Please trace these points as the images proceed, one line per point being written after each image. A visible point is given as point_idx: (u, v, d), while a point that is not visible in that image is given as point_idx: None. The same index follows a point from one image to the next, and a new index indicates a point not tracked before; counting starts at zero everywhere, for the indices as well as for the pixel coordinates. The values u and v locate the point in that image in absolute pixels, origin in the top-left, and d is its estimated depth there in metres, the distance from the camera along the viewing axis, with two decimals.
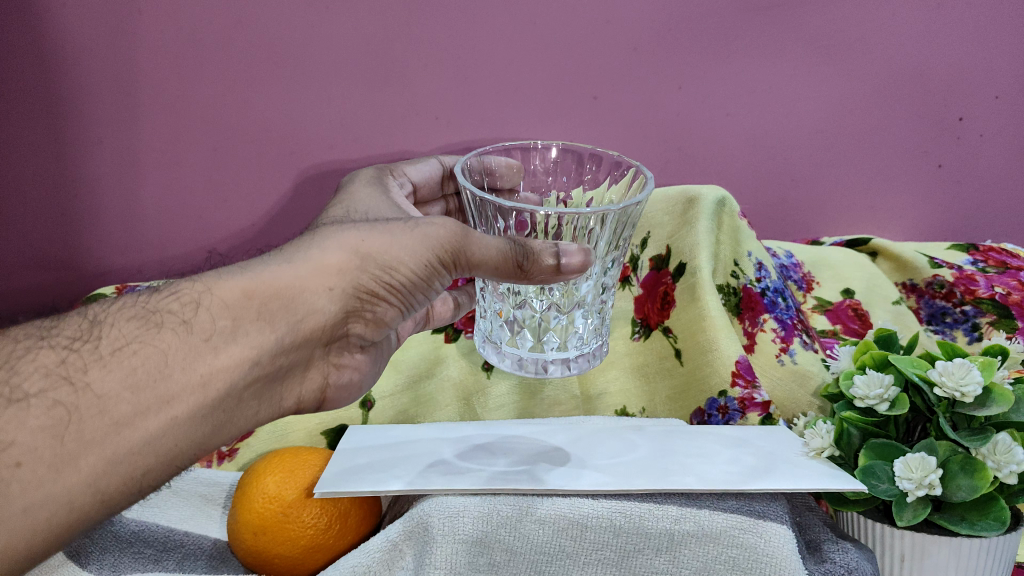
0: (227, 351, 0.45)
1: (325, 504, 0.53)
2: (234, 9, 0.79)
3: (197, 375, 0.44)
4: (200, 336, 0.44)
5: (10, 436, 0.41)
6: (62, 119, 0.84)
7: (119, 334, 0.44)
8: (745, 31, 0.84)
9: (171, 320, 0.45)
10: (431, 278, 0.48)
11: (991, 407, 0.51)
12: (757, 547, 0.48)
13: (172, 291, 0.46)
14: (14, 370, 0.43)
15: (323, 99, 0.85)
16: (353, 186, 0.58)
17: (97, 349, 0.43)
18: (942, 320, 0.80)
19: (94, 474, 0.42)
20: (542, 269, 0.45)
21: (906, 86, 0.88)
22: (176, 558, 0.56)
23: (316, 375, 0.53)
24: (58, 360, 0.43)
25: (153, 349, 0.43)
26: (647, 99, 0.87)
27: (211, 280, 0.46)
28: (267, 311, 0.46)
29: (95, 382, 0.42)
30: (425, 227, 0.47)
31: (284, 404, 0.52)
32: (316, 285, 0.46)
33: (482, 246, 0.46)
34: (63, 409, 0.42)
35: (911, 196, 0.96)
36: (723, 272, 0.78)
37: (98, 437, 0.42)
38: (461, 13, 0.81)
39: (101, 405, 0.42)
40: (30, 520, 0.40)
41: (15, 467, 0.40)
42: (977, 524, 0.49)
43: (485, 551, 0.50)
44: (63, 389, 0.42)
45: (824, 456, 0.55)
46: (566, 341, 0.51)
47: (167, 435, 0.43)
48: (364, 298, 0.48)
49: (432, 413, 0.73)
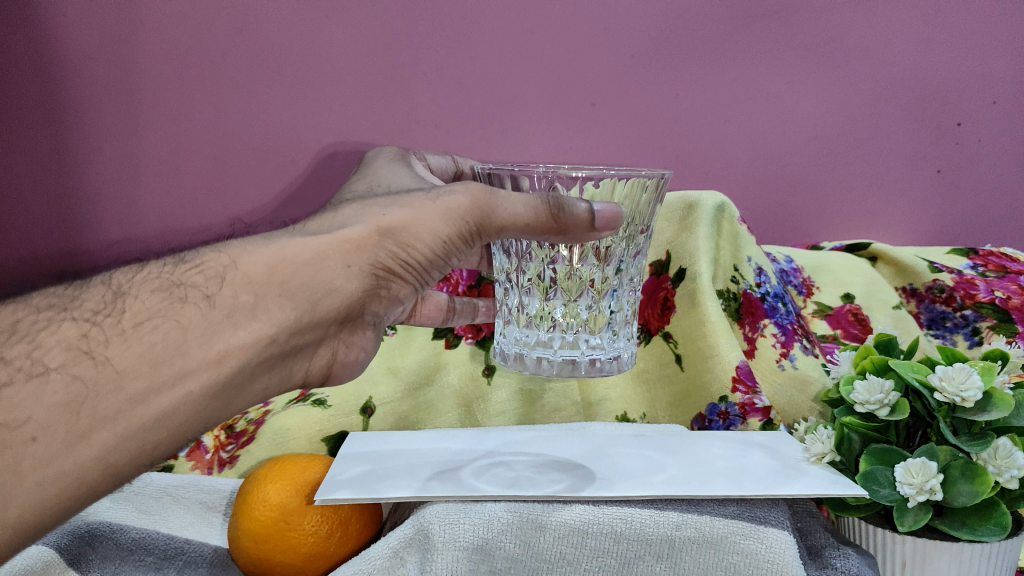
0: (246, 328, 0.42)
1: (326, 512, 0.52)
2: (262, 22, 0.85)
3: (216, 352, 0.41)
4: (222, 312, 0.41)
5: (26, 411, 0.37)
6: (81, 121, 0.86)
7: (141, 308, 0.41)
8: (743, 38, 0.87)
9: (194, 294, 0.41)
10: (449, 252, 0.49)
11: (991, 412, 0.50)
12: (758, 553, 0.48)
13: (195, 262, 0.43)
14: (35, 342, 0.39)
15: (332, 107, 0.88)
16: (377, 166, 0.57)
17: (119, 323, 0.40)
18: (942, 324, 0.81)
19: (107, 450, 0.38)
20: (577, 220, 0.45)
21: (903, 91, 0.89)
22: (176, 566, 0.56)
23: (326, 351, 0.51)
24: (80, 333, 0.39)
25: (174, 325, 0.40)
26: (647, 106, 0.89)
27: (237, 252, 0.43)
28: (290, 287, 0.43)
29: (117, 359, 0.39)
30: (446, 196, 0.47)
31: (292, 378, 0.49)
32: (337, 260, 0.45)
33: (511, 205, 0.46)
34: (81, 384, 0.38)
35: (916, 201, 0.94)
36: (723, 277, 0.78)
37: (112, 412, 0.38)
38: (467, 26, 0.86)
39: (121, 381, 0.38)
40: (42, 493, 0.37)
41: (30, 442, 0.36)
42: (978, 529, 0.49)
43: (486, 559, 0.49)
44: (83, 364, 0.38)
45: (826, 461, 0.55)
46: (599, 334, 0.52)
47: (181, 411, 0.40)
48: (380, 276, 0.47)
49: (433, 420, 0.73)
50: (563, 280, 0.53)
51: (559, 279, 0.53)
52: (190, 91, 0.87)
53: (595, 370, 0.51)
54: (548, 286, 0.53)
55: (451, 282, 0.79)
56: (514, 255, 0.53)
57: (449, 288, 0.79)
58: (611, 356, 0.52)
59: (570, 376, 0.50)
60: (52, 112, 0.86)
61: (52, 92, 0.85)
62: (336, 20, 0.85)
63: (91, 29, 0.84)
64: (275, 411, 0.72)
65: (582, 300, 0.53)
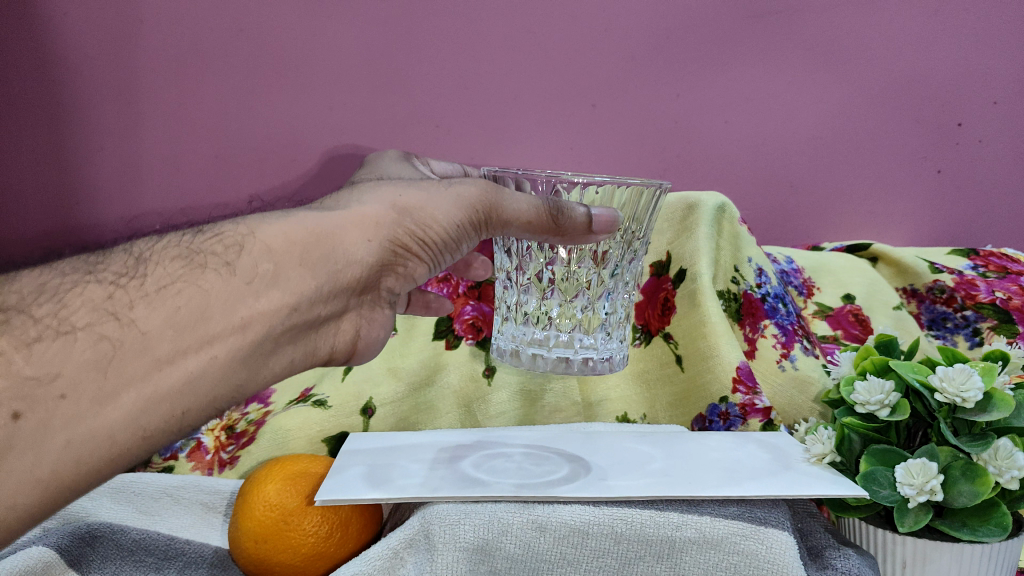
0: (268, 295, 0.40)
1: (326, 512, 0.52)
2: (263, 22, 0.85)
3: (238, 318, 0.39)
4: (243, 278, 0.40)
5: (55, 368, 0.35)
6: (81, 122, 0.87)
7: (163, 273, 0.39)
8: (742, 39, 0.87)
9: (214, 261, 0.40)
10: (461, 237, 0.48)
11: (992, 413, 0.50)
12: (758, 554, 0.48)
13: (214, 234, 0.42)
14: (61, 302, 0.38)
15: (333, 107, 0.88)
16: (381, 158, 0.57)
17: (142, 286, 0.38)
18: (942, 325, 0.81)
19: (136, 412, 0.36)
20: (574, 224, 0.48)
21: (903, 91, 0.89)
22: (176, 566, 0.56)
23: (349, 327, 0.48)
24: (105, 295, 0.38)
25: (196, 290, 0.39)
26: (647, 106, 0.89)
27: (255, 223, 0.42)
28: (310, 257, 0.42)
29: (142, 320, 0.37)
30: (458, 186, 0.47)
31: (317, 355, 0.47)
32: (356, 234, 0.44)
33: (516, 202, 0.48)
34: (108, 343, 0.36)
35: (916, 202, 0.94)
36: (723, 277, 0.78)
37: (140, 373, 0.36)
38: (468, 26, 0.86)
39: (146, 342, 0.37)
40: (72, 454, 0.35)
41: (59, 399, 0.35)
42: (978, 529, 0.49)
43: (486, 559, 0.49)
44: (109, 324, 0.37)
45: (826, 461, 0.55)
46: (593, 334, 0.53)
47: (207, 375, 0.38)
48: (398, 254, 0.46)
49: (433, 420, 0.74)
50: (563, 283, 0.53)
51: (558, 284, 0.54)
52: (190, 91, 0.87)
53: (588, 367, 0.52)
54: (545, 284, 0.54)
55: (452, 282, 0.80)
56: (516, 255, 0.55)
57: (449, 288, 0.80)
58: (602, 355, 0.53)
59: (562, 372, 0.51)
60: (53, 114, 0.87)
61: (53, 93, 0.87)
62: (336, 20, 0.85)
63: (91, 30, 0.85)
64: (275, 411, 0.72)
65: (579, 301, 0.54)
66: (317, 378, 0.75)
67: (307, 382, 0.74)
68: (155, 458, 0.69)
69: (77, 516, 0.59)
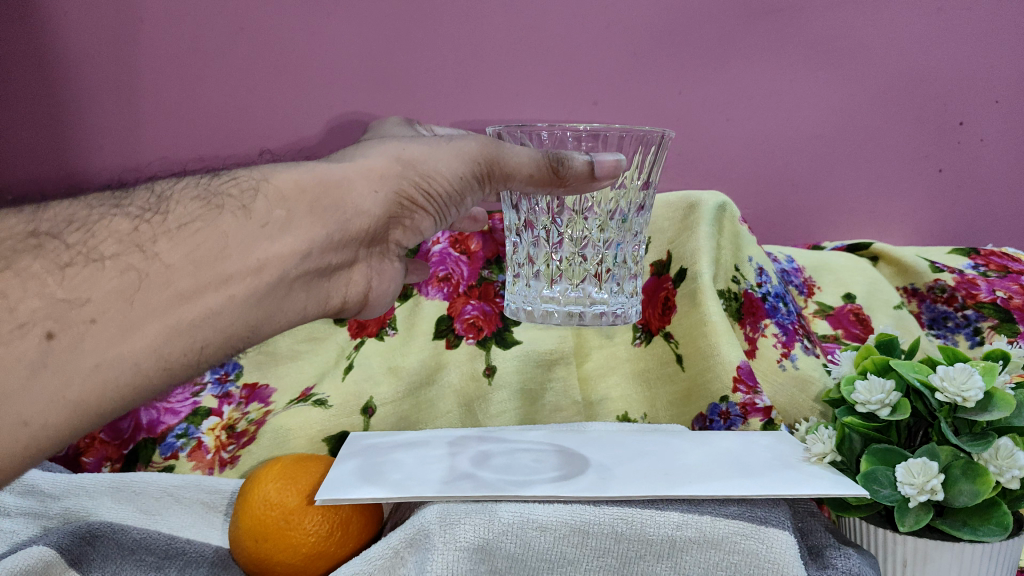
0: (282, 239, 0.41)
1: (327, 511, 0.52)
2: (263, 19, 0.85)
3: (255, 259, 0.40)
4: (257, 222, 0.40)
5: (84, 294, 0.35)
6: (80, 120, 0.87)
7: (183, 211, 0.39)
8: (743, 37, 0.87)
9: (231, 204, 0.40)
10: (464, 191, 0.49)
11: (993, 412, 0.50)
12: (759, 553, 0.48)
13: (229, 178, 0.42)
14: (89, 232, 0.38)
15: (333, 106, 0.88)
16: (382, 121, 0.56)
17: (164, 222, 0.39)
18: (943, 324, 0.81)
19: (160, 342, 0.36)
20: (575, 173, 0.48)
21: (904, 90, 0.89)
22: (177, 565, 0.56)
23: (361, 278, 0.48)
24: (130, 228, 0.38)
25: (214, 230, 0.39)
26: (647, 105, 0.89)
27: (268, 170, 0.43)
28: (320, 205, 0.42)
29: (166, 254, 0.37)
30: (459, 141, 0.48)
31: (329, 304, 0.47)
32: (363, 184, 0.44)
33: (516, 154, 0.48)
34: (135, 273, 0.36)
35: (917, 201, 0.94)
36: (723, 277, 0.77)
37: (164, 306, 0.36)
38: (468, 24, 0.86)
39: (171, 276, 0.37)
40: (101, 378, 0.34)
41: (89, 323, 0.35)
42: (979, 528, 0.49)
43: (486, 558, 0.49)
44: (135, 256, 0.37)
45: (827, 461, 0.55)
46: (604, 285, 0.55)
47: (225, 313, 0.39)
48: (404, 205, 0.47)
49: (433, 419, 0.74)
50: (569, 235, 0.56)
51: (565, 236, 0.56)
52: (191, 89, 0.87)
53: (600, 320, 0.54)
54: (552, 237, 0.56)
55: (452, 282, 0.79)
56: (524, 212, 0.56)
57: (449, 288, 0.79)
58: (615, 307, 0.55)
59: (577, 324, 0.54)
60: (55, 112, 0.87)
61: (52, 91, 0.86)
62: (338, 19, 0.85)
63: (90, 27, 0.85)
64: (275, 411, 0.72)
65: (586, 253, 0.56)
66: (317, 378, 0.75)
67: (308, 382, 0.74)
68: (155, 457, 0.69)
69: (77, 515, 0.59)
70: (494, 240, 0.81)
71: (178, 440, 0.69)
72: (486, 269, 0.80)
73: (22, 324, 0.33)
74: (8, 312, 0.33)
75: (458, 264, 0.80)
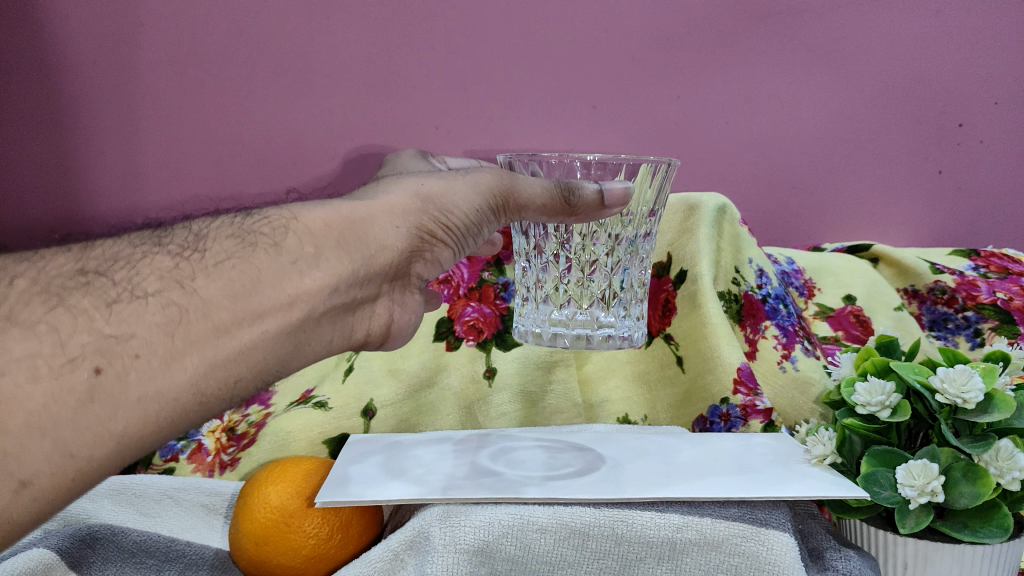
0: (312, 275, 0.40)
1: (327, 514, 0.52)
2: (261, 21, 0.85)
3: (287, 295, 0.39)
4: (289, 258, 0.39)
5: (128, 328, 0.34)
6: (76, 125, 0.87)
7: (219, 249, 0.39)
8: (744, 39, 0.87)
9: (263, 241, 0.40)
10: (481, 222, 0.49)
11: (994, 414, 0.50)
12: (760, 555, 0.48)
13: (260, 216, 0.42)
14: (133, 269, 0.37)
15: (332, 109, 0.88)
16: (397, 156, 0.57)
17: (202, 259, 0.38)
18: (944, 325, 0.81)
19: (199, 377, 0.36)
20: (587, 201, 0.50)
21: (904, 92, 0.90)
22: (178, 568, 0.56)
23: (383, 311, 0.47)
24: (172, 264, 0.37)
25: (249, 266, 0.38)
26: (647, 107, 0.89)
27: (297, 208, 0.42)
28: (346, 240, 0.42)
29: (204, 289, 0.37)
30: (475, 174, 0.49)
31: (353, 338, 0.46)
32: (385, 220, 0.44)
33: (529, 186, 0.50)
34: (176, 309, 0.36)
35: (917, 203, 0.94)
36: (723, 279, 0.78)
37: (204, 339, 0.36)
38: (469, 26, 0.86)
39: (210, 312, 0.36)
40: (143, 411, 0.34)
41: (133, 358, 0.34)
42: (980, 531, 0.48)
43: (486, 561, 0.49)
44: (175, 292, 0.36)
45: (827, 463, 0.55)
46: (611, 309, 0.56)
47: (261, 351, 0.38)
48: (426, 239, 0.46)
49: (433, 421, 0.74)
50: (578, 259, 0.56)
51: (573, 262, 0.56)
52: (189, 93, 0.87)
53: (607, 343, 0.55)
54: (561, 261, 0.56)
55: (452, 283, 0.80)
56: (533, 237, 0.56)
57: (450, 289, 0.80)
58: (620, 331, 0.56)
59: (585, 347, 0.55)
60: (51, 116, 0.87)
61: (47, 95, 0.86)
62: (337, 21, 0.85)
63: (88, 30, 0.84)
64: (276, 413, 0.72)
65: (595, 277, 0.56)
66: (317, 380, 0.75)
67: (308, 384, 0.75)
68: (154, 460, 0.69)
69: (77, 518, 0.59)
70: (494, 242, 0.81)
71: (178, 443, 0.69)
72: (485, 271, 0.80)
73: (70, 359, 0.33)
74: (58, 345, 0.33)
75: (459, 266, 0.80)
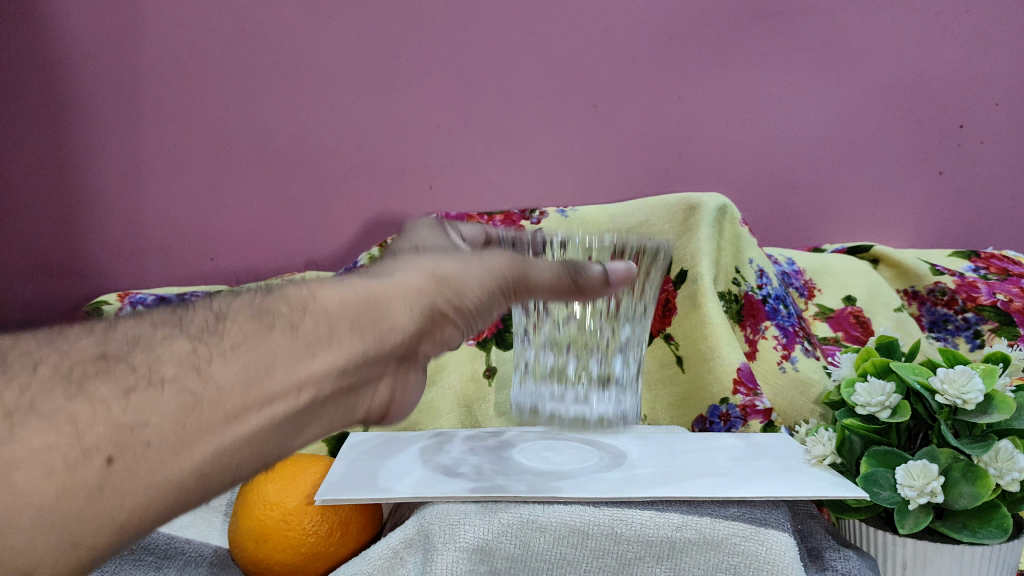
0: (323, 358, 0.34)
1: (326, 512, 0.52)
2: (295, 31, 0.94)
3: (299, 380, 0.33)
4: (304, 340, 0.34)
5: (141, 416, 0.29)
6: None
7: (236, 330, 0.33)
8: (742, 40, 0.88)
9: (281, 321, 0.34)
10: (494, 302, 0.44)
11: (993, 415, 0.50)
12: (758, 555, 0.47)
13: (273, 292, 0.35)
14: (150, 352, 0.31)
15: None
16: (416, 224, 0.53)
17: (219, 342, 0.32)
18: (944, 327, 0.81)
19: (202, 471, 0.30)
20: (591, 280, 0.46)
21: (903, 93, 0.90)
22: (177, 565, 0.55)
23: (384, 390, 0.40)
24: (189, 347, 0.31)
25: (264, 349, 0.33)
26: (647, 106, 0.91)
27: (314, 283, 0.36)
28: (359, 322, 0.36)
29: (219, 376, 0.31)
30: (491, 256, 0.43)
31: (351, 418, 0.39)
32: (400, 301, 0.38)
33: (540, 269, 0.44)
34: (190, 398, 0.30)
35: (919, 205, 0.94)
36: (723, 279, 0.78)
37: (207, 431, 0.30)
38: None
39: (223, 401, 0.31)
40: (143, 504, 0.29)
41: (143, 448, 0.28)
42: (979, 531, 0.48)
43: (486, 559, 0.49)
44: (190, 378, 0.30)
45: (827, 463, 0.55)
46: (608, 388, 0.55)
47: (261, 442, 0.32)
48: (439, 319, 0.40)
49: (433, 422, 0.73)
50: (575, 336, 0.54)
51: (571, 340, 0.54)
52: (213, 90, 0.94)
53: (602, 423, 0.54)
54: (557, 337, 0.55)
55: None
56: (530, 313, 0.55)
57: None
58: (616, 410, 0.54)
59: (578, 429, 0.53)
60: None
61: None
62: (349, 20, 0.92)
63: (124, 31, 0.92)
64: None
65: (593, 358, 0.54)
66: None
67: None
68: None
69: None
70: None
71: None
72: None
73: (84, 451, 0.27)
74: (74, 437, 0.28)
75: None
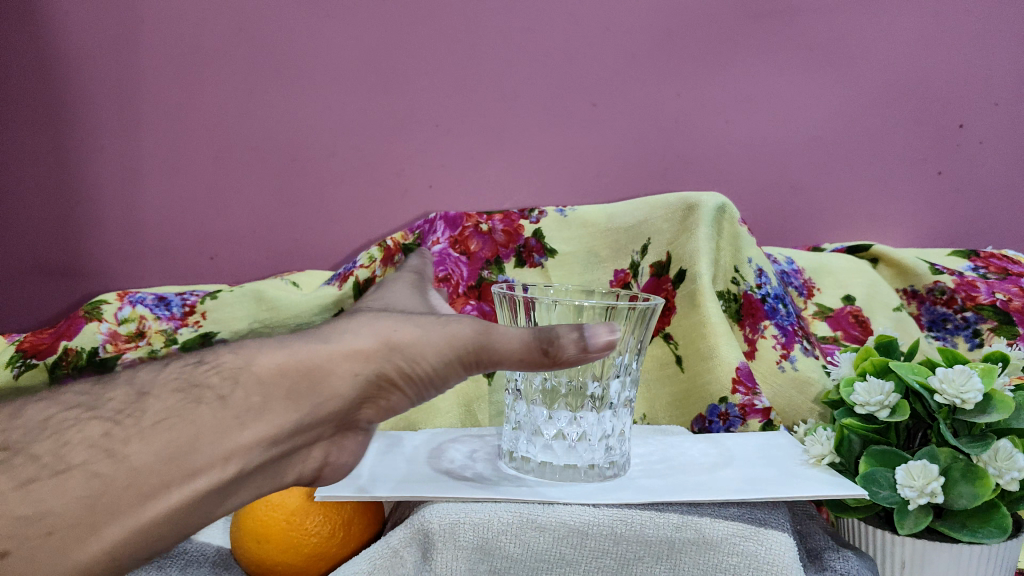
0: (252, 428, 0.39)
1: (329, 513, 0.53)
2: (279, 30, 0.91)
3: (223, 452, 0.38)
4: (232, 413, 0.39)
5: (47, 505, 0.34)
6: None
7: (161, 407, 0.38)
8: (741, 39, 0.89)
9: (208, 396, 0.39)
10: (448, 374, 0.44)
11: (992, 414, 0.50)
12: (757, 554, 0.48)
13: (213, 364, 0.42)
14: (62, 440, 0.37)
15: None
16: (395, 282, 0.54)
17: (138, 422, 0.37)
18: (942, 326, 0.81)
19: (115, 547, 0.35)
20: (568, 355, 0.42)
21: (902, 92, 0.90)
22: (179, 564, 0.55)
23: (319, 455, 0.43)
24: (102, 431, 0.37)
25: (186, 425, 0.38)
26: (646, 106, 0.91)
27: (253, 353, 0.42)
28: (297, 389, 0.40)
29: (134, 456, 0.36)
30: (455, 324, 0.43)
31: (283, 483, 0.42)
32: (344, 367, 0.41)
33: (505, 338, 0.43)
34: (99, 481, 0.35)
35: (920, 205, 0.93)
36: (723, 278, 0.78)
37: (126, 507, 0.35)
38: None
39: (135, 480, 0.36)
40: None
41: (46, 535, 0.34)
42: (978, 531, 0.48)
43: (486, 558, 0.49)
44: (102, 462, 0.36)
45: (825, 463, 0.55)
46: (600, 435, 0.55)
47: (181, 513, 0.37)
48: (385, 387, 0.42)
49: (432, 419, 0.73)
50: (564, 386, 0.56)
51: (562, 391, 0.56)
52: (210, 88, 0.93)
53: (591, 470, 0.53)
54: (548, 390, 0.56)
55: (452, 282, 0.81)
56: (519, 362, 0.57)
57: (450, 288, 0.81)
58: (610, 457, 0.54)
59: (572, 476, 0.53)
60: None
61: None
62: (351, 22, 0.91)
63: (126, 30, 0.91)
64: None
65: (583, 407, 0.56)
66: None
67: None
68: None
69: None
70: (494, 241, 0.84)
71: None
72: (485, 269, 0.84)
73: None
74: None
75: (458, 264, 0.82)
